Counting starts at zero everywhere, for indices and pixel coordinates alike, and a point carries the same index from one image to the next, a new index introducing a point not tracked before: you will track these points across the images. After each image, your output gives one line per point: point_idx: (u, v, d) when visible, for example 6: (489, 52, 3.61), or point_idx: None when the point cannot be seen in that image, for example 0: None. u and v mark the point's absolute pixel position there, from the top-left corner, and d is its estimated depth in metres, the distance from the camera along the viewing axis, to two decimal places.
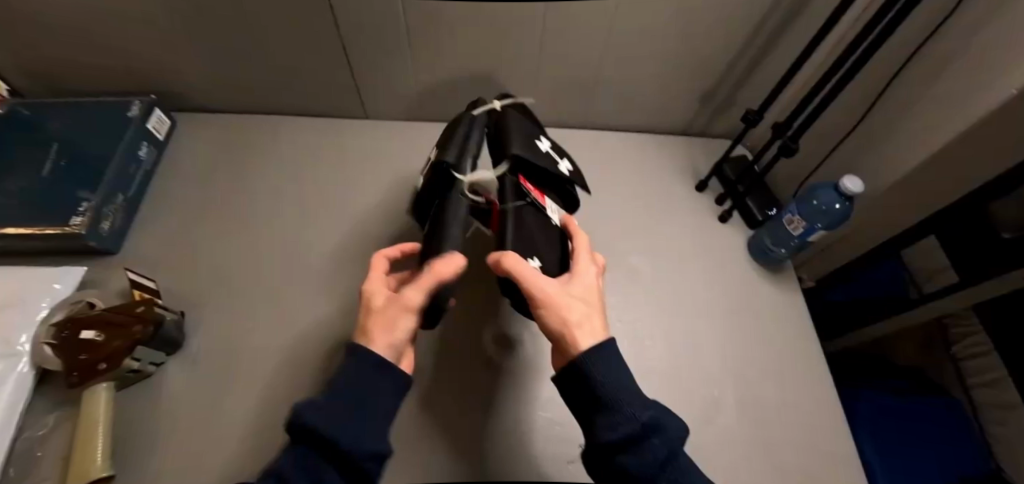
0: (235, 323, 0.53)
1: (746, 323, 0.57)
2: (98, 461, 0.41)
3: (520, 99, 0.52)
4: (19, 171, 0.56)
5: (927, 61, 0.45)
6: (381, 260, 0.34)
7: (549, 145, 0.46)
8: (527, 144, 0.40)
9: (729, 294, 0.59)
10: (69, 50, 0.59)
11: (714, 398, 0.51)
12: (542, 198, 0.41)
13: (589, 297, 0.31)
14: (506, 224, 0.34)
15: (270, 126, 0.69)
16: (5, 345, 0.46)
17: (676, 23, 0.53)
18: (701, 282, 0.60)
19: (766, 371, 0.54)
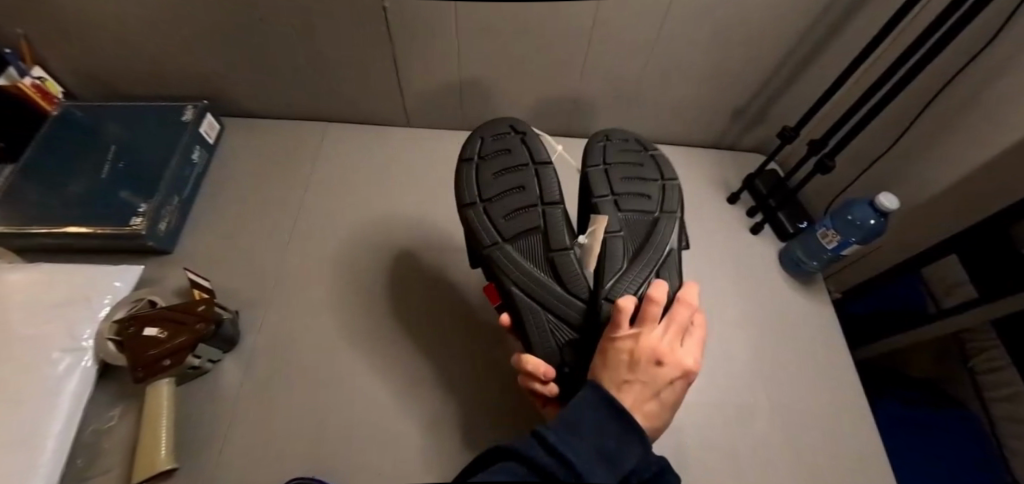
0: (286, 324, 0.55)
1: (754, 327, 0.58)
2: (162, 454, 0.43)
3: (489, 128, 0.50)
4: (79, 173, 0.58)
5: (966, 84, 0.46)
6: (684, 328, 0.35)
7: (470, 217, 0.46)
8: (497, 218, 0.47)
9: (740, 296, 0.61)
10: (126, 57, 0.62)
11: (719, 402, 0.52)
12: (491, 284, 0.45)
13: None
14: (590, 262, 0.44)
15: (314, 133, 0.72)
16: (71, 340, 0.48)
17: (716, 39, 0.54)
18: (710, 286, 0.61)
19: (774, 372, 0.55)
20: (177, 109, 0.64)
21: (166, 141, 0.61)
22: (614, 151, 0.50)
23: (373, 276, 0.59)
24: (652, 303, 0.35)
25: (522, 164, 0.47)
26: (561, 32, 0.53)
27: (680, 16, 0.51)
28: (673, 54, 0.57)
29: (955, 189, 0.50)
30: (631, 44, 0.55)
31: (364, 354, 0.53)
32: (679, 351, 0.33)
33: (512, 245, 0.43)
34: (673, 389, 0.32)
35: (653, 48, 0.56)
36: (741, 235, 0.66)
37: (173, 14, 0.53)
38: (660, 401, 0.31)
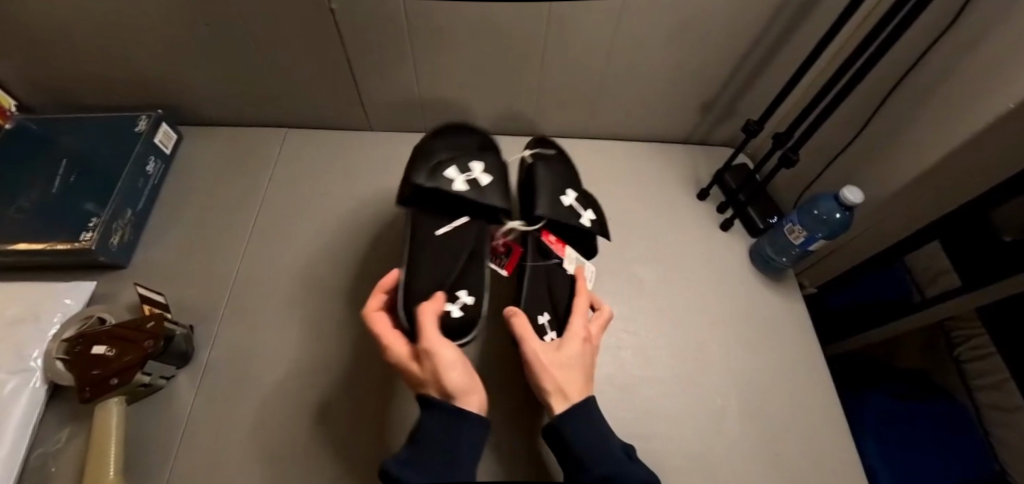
0: (240, 339, 0.53)
1: (743, 324, 0.58)
2: (111, 475, 0.42)
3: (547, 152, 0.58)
4: (28, 187, 0.56)
5: (931, 72, 0.45)
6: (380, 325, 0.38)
7: (574, 198, 0.52)
8: (551, 203, 0.50)
9: (730, 298, 0.59)
10: (70, 68, 0.59)
11: (701, 403, 0.51)
12: (561, 250, 0.53)
13: (571, 365, 0.39)
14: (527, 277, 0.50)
15: (275, 139, 0.69)
16: (19, 361, 0.47)
17: (676, 34, 0.52)
18: (700, 282, 0.60)
19: (760, 371, 0.54)
20: (128, 118, 0.62)
21: (117, 151, 0.59)
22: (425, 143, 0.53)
23: (330, 286, 0.56)
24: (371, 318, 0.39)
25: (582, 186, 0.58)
26: (514, 30, 0.51)
27: (635, 10, 0.48)
28: (632, 50, 0.54)
29: (919, 181, 0.48)
30: (589, 39, 0.53)
31: (320, 367, 0.51)
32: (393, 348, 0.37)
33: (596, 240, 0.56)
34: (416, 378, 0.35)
35: (612, 44, 0.54)
36: (711, 232, 0.65)
37: (111, 21, 0.51)
38: (415, 388, 0.35)
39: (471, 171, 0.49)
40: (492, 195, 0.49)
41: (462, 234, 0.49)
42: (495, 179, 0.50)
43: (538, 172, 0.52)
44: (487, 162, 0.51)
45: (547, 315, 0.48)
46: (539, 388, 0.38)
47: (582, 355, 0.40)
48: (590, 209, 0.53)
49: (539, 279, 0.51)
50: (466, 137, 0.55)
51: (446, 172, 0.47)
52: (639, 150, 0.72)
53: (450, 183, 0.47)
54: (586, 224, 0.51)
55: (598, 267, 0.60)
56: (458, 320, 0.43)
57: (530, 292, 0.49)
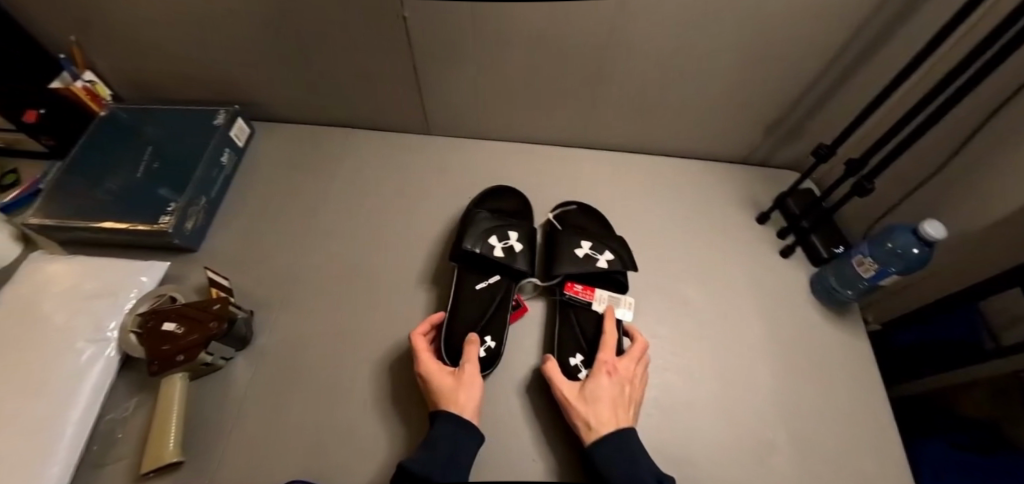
0: (292, 329, 0.54)
1: (797, 358, 0.54)
2: (170, 447, 0.45)
3: (567, 204, 0.62)
4: (117, 172, 0.60)
5: None
6: (420, 341, 0.46)
7: (587, 247, 0.53)
8: (570, 256, 0.53)
9: (789, 328, 0.56)
10: (155, 65, 0.63)
11: (749, 435, 0.48)
12: (591, 293, 0.53)
13: (599, 396, 0.41)
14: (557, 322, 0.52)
15: (335, 137, 0.71)
16: (98, 330, 0.51)
17: (747, 42, 0.49)
18: (740, 305, 0.57)
19: (816, 407, 0.51)
20: (210, 112, 0.65)
21: (197, 144, 0.62)
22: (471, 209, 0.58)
23: (379, 285, 0.57)
24: (415, 333, 0.46)
25: (607, 231, 0.57)
26: (573, 33, 0.50)
27: (705, 16, 0.46)
28: (695, 57, 0.52)
29: None
30: (651, 44, 0.51)
31: (367, 363, 0.51)
32: (427, 361, 0.44)
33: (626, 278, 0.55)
34: (438, 389, 0.42)
35: (675, 52, 0.51)
36: (769, 259, 0.61)
37: (196, 20, 0.54)
38: (433, 396, 0.42)
39: (508, 239, 0.53)
40: (524, 259, 0.53)
41: (494, 289, 0.52)
42: (528, 246, 0.54)
43: (558, 231, 0.56)
44: (523, 229, 0.55)
45: (579, 355, 0.49)
46: (574, 419, 0.41)
47: (612, 388, 0.42)
48: (606, 251, 0.53)
49: (567, 322, 0.52)
50: (512, 199, 0.61)
51: (488, 240, 0.52)
52: (694, 168, 0.68)
53: (490, 250, 0.52)
54: (603, 266, 0.52)
55: (650, 286, 0.58)
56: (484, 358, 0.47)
57: (561, 337, 0.51)
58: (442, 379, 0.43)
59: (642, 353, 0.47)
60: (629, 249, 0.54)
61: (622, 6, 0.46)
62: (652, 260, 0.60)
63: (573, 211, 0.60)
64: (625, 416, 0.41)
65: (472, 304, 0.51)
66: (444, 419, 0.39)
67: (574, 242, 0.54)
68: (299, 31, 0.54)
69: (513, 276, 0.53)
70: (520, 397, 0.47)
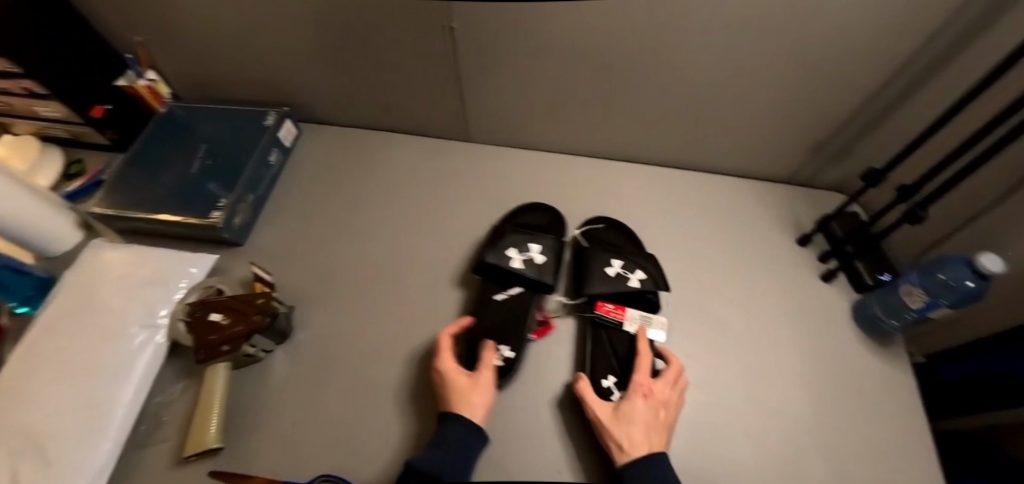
0: (329, 327, 0.56)
1: (835, 389, 0.52)
2: (212, 432, 0.47)
3: (601, 219, 0.62)
4: (173, 167, 0.64)
5: None
6: (446, 340, 0.47)
7: (619, 266, 0.53)
8: (601, 275, 0.53)
9: (828, 357, 0.54)
10: (211, 68, 0.66)
11: (781, 465, 0.47)
12: (622, 313, 0.53)
13: (632, 419, 0.40)
14: (588, 343, 0.52)
15: (375, 140, 0.72)
16: (150, 316, 0.54)
17: (795, 59, 0.48)
18: (776, 330, 0.55)
19: (854, 441, 0.49)
20: (261, 113, 0.67)
21: (248, 144, 0.64)
22: (500, 224, 0.59)
23: (414, 288, 0.58)
24: (442, 332, 0.48)
25: (637, 248, 0.58)
26: (614, 46, 0.50)
27: (753, 32, 0.45)
28: (739, 73, 0.51)
29: None
30: (694, 59, 0.50)
31: (399, 364, 0.52)
32: (449, 360, 0.45)
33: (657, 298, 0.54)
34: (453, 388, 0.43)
35: (719, 66, 0.50)
36: (809, 284, 0.59)
37: (251, 26, 0.57)
38: (446, 395, 0.43)
39: (527, 251, 0.54)
40: (546, 272, 0.53)
41: (516, 299, 0.53)
42: (551, 259, 0.54)
43: (589, 249, 0.56)
44: (546, 242, 0.56)
45: (612, 377, 0.48)
46: (607, 439, 0.40)
47: (646, 411, 0.41)
48: (638, 270, 0.53)
49: (599, 344, 0.52)
50: (541, 215, 0.61)
51: (506, 252, 0.54)
52: (734, 187, 0.67)
53: (509, 261, 0.53)
54: (634, 286, 0.52)
55: (685, 304, 0.57)
56: (503, 366, 0.47)
57: (593, 357, 0.50)
58: (455, 378, 0.43)
59: (676, 377, 0.46)
60: (660, 268, 0.53)
61: (666, 20, 0.46)
62: (687, 278, 0.59)
63: (607, 227, 0.61)
64: (660, 440, 0.40)
65: (498, 314, 0.52)
66: (455, 421, 0.40)
67: (604, 261, 0.54)
68: (346, 38, 0.56)
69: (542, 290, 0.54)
70: (547, 409, 0.47)
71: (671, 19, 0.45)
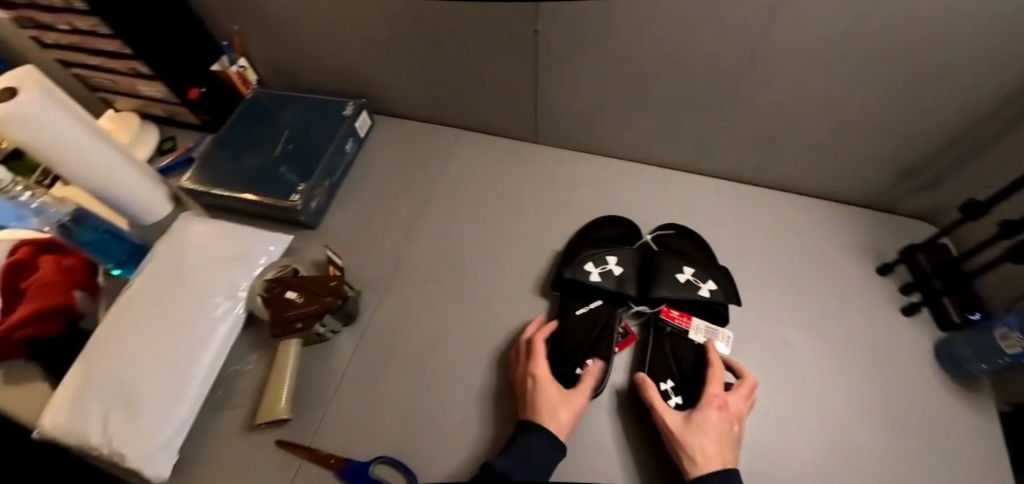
0: (395, 315, 0.58)
1: (915, 435, 0.48)
2: (282, 404, 0.50)
3: (667, 227, 0.62)
4: (257, 150, 0.68)
5: None
6: (540, 344, 0.48)
7: (688, 274, 0.53)
8: (669, 281, 0.53)
9: (907, 398, 0.50)
10: (296, 58, 0.69)
11: None
12: (688, 321, 0.52)
13: (709, 432, 0.40)
14: (647, 347, 0.52)
15: (445, 137, 0.74)
16: (232, 289, 0.58)
17: (894, 79, 0.45)
18: (845, 363, 0.53)
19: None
20: (340, 103, 0.71)
21: (327, 132, 0.68)
22: (576, 239, 0.59)
23: (476, 284, 0.59)
24: (537, 336, 0.49)
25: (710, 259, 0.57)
26: (696, 55, 0.49)
27: (848, 50, 0.43)
28: (829, 90, 0.48)
29: None
30: (779, 73, 0.48)
31: (458, 357, 0.54)
32: (542, 365, 0.46)
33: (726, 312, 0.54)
34: (542, 392, 0.43)
35: (805, 83, 0.48)
36: (886, 317, 0.55)
37: (338, 20, 0.59)
38: (532, 397, 0.44)
39: (605, 263, 0.54)
40: (626, 284, 0.53)
41: (597, 313, 0.54)
42: (629, 270, 0.54)
43: (657, 252, 0.56)
44: (624, 254, 0.55)
45: (670, 381, 0.49)
46: (676, 450, 0.40)
47: (720, 424, 0.41)
48: (710, 280, 0.52)
49: (661, 348, 0.52)
50: (618, 227, 0.61)
51: (584, 266, 0.54)
52: (808, 209, 0.64)
53: (586, 275, 0.53)
54: (705, 295, 0.51)
55: (752, 326, 0.55)
56: (580, 377, 0.49)
57: (651, 362, 0.50)
58: (546, 383, 0.44)
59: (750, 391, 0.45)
60: (734, 283, 0.53)
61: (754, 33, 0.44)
62: (753, 299, 0.57)
63: (674, 236, 0.61)
64: (729, 456, 0.40)
65: (579, 328, 0.53)
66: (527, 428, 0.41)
67: (674, 268, 0.53)
68: (426, 35, 0.57)
69: (619, 301, 0.55)
70: (605, 418, 0.47)
71: (758, 32, 0.44)
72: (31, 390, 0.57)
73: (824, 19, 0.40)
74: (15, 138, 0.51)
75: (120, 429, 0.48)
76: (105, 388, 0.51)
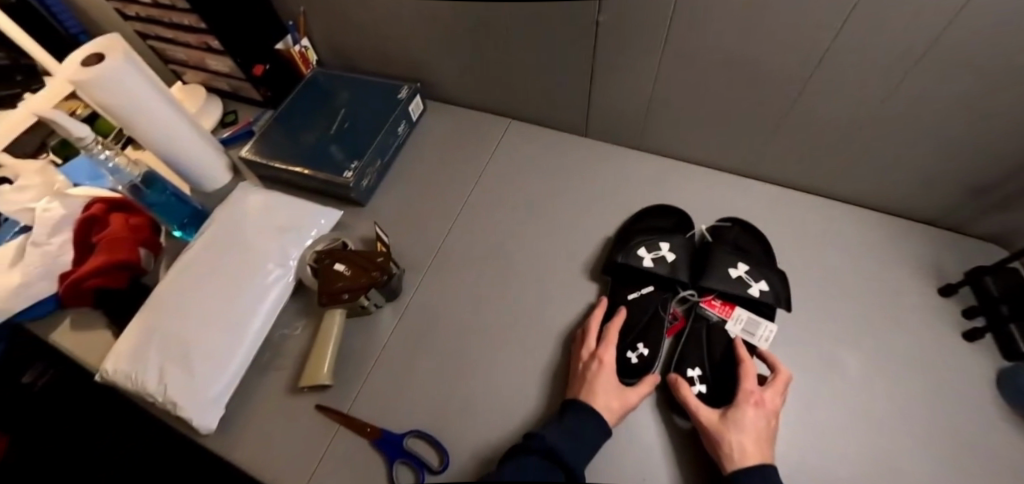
0: (441, 294, 0.59)
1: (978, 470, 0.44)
2: (324, 371, 0.52)
3: (723, 221, 0.61)
4: (315, 127, 0.71)
5: None
6: (615, 333, 0.49)
7: (743, 270, 0.52)
8: (721, 274, 0.52)
9: (972, 426, 0.46)
10: (355, 40, 0.72)
11: None
12: (728, 314, 0.51)
13: (747, 427, 0.39)
14: (682, 337, 0.52)
15: (496, 126, 0.75)
16: (284, 259, 0.60)
17: (975, 98, 0.42)
18: (900, 385, 0.50)
19: None
20: (395, 86, 0.72)
21: (383, 114, 0.70)
22: (630, 224, 0.60)
23: (518, 271, 0.60)
24: (614, 322, 0.50)
25: (768, 257, 0.56)
26: (760, 56, 0.48)
27: (928, 62, 0.40)
28: (900, 103, 0.46)
29: None
30: (848, 80, 0.46)
31: (496, 340, 0.55)
32: (609, 353, 0.47)
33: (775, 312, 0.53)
34: (603, 375, 0.45)
35: (867, 91, 0.47)
36: (944, 343, 0.52)
37: (397, 6, 0.61)
38: (590, 377, 0.45)
39: (657, 250, 0.55)
40: (678, 271, 0.54)
41: (649, 299, 0.54)
42: (682, 258, 0.54)
43: (714, 245, 0.56)
44: (676, 241, 0.55)
45: (698, 370, 0.48)
46: (713, 446, 0.40)
47: (757, 421, 0.40)
48: (762, 280, 0.51)
49: (697, 338, 0.51)
50: (670, 216, 0.61)
51: (636, 251, 0.55)
52: (865, 221, 0.62)
53: (640, 260, 0.54)
54: (755, 294, 0.50)
55: (799, 338, 0.54)
56: (634, 364, 0.49)
57: (682, 349, 0.51)
58: (606, 368, 0.45)
59: (783, 387, 0.44)
60: (787, 285, 0.51)
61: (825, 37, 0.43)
62: (798, 309, 0.56)
63: (736, 228, 0.60)
64: (767, 453, 0.39)
65: (631, 311, 0.53)
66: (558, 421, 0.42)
67: (728, 261, 0.53)
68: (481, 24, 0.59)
69: (671, 288, 0.55)
70: (639, 414, 0.47)
71: (830, 36, 0.42)
72: (98, 336, 0.62)
73: (905, 30, 0.38)
74: (96, 102, 0.56)
75: (172, 381, 0.52)
76: (162, 340, 0.55)
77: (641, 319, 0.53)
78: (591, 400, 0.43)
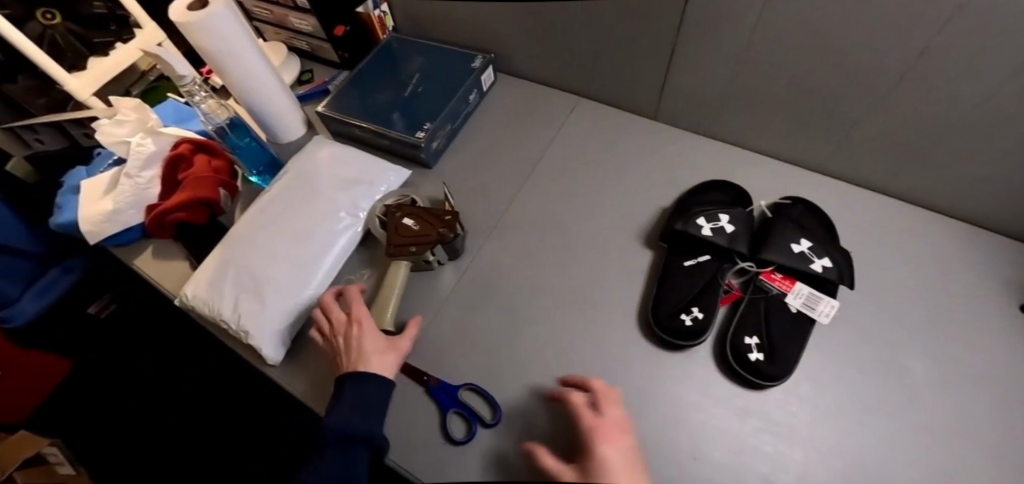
0: (501, 258, 0.61)
1: None
2: (388, 318, 0.54)
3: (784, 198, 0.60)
4: (388, 88, 0.73)
5: None
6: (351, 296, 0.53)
7: (805, 247, 0.52)
8: (782, 247, 0.52)
9: None
10: (431, 8, 0.73)
11: None
12: (789, 288, 0.52)
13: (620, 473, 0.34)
14: (739, 307, 0.52)
15: (563, 102, 0.75)
16: (355, 209, 0.64)
17: None
18: (973, 400, 0.45)
19: None
20: (469, 56, 0.74)
21: (456, 80, 0.72)
22: (684, 198, 0.61)
23: (578, 243, 0.61)
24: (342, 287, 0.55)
25: (827, 232, 0.56)
26: (861, 55, 0.46)
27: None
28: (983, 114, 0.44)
29: None
30: (937, 87, 0.44)
31: (552, 306, 0.56)
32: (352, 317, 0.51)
33: (835, 291, 0.53)
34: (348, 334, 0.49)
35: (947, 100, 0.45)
36: None
37: None
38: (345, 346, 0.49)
39: (717, 221, 0.55)
40: (737, 242, 0.53)
41: (704, 266, 0.55)
42: (741, 230, 0.54)
43: (773, 221, 0.56)
44: (736, 214, 0.56)
45: (756, 338, 0.48)
46: None
47: (622, 458, 0.36)
48: (825, 257, 0.51)
49: (755, 309, 0.51)
50: (727, 191, 0.61)
51: (696, 220, 0.55)
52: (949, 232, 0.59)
53: (698, 228, 0.54)
54: (817, 269, 0.51)
55: (859, 333, 0.51)
56: (688, 326, 0.50)
57: (739, 317, 0.51)
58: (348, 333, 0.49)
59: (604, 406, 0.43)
60: (850, 261, 0.52)
61: (939, 44, 0.40)
62: (862, 306, 0.53)
63: (795, 205, 0.59)
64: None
65: (685, 278, 0.54)
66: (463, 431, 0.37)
67: (791, 237, 0.53)
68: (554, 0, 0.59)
69: (728, 260, 0.55)
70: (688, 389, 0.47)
71: (930, 40, 0.40)
72: (178, 267, 0.67)
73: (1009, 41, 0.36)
74: (198, 46, 0.59)
75: (245, 312, 0.55)
76: (237, 273, 0.58)
77: (698, 286, 0.53)
78: (364, 367, 0.46)
